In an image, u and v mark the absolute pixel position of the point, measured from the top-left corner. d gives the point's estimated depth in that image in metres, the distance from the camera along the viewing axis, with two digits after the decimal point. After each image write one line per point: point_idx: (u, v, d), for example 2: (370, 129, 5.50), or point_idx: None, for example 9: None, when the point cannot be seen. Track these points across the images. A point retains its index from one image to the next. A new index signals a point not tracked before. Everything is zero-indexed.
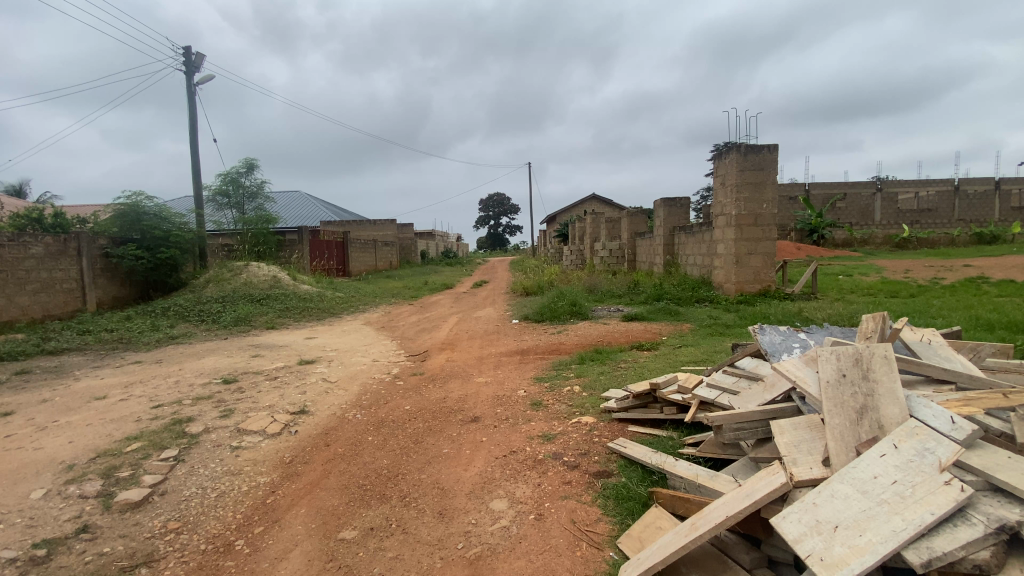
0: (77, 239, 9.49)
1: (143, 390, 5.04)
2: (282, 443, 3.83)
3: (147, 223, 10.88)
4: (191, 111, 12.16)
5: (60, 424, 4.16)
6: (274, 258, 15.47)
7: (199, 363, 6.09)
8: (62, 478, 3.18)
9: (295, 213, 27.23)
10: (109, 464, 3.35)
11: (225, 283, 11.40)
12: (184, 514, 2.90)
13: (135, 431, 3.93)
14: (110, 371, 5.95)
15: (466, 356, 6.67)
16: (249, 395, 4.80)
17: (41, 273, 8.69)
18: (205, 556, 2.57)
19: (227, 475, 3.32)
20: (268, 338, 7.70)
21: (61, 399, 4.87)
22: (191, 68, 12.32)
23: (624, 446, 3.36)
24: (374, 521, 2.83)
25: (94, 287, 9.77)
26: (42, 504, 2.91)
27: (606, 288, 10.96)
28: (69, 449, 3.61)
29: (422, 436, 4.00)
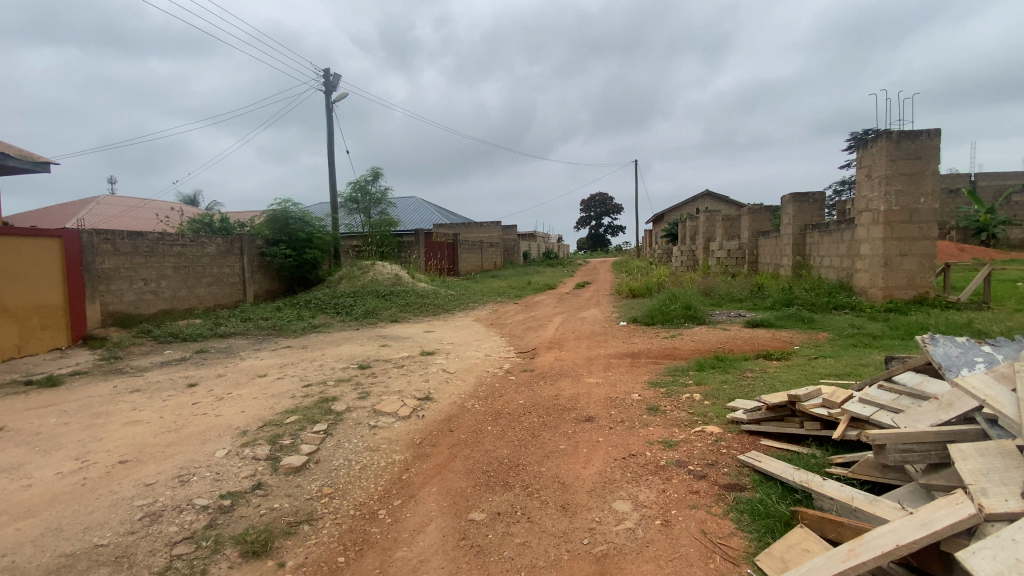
0: (240, 240, 11.12)
1: (294, 370, 5.76)
2: (411, 426, 4.15)
3: (294, 226, 12.39)
4: (329, 126, 13.64)
5: (233, 396, 4.91)
6: (394, 258, 16.80)
7: (336, 350, 6.81)
8: (239, 441, 3.73)
9: (409, 216, 29.28)
10: (274, 432, 3.88)
11: (355, 280, 12.63)
12: (335, 481, 3.24)
13: (291, 406, 4.51)
14: (267, 354, 6.89)
15: (575, 356, 6.67)
16: (381, 381, 5.26)
17: (213, 269, 10.33)
18: (355, 520, 2.84)
19: (367, 451, 3.66)
20: (392, 331, 8.38)
21: (232, 375, 5.75)
22: (330, 88, 13.84)
23: (758, 459, 3.13)
24: (500, 507, 2.95)
25: (252, 281, 11.39)
26: (224, 461, 3.38)
27: (725, 291, 10.29)
28: (242, 417, 4.25)
29: (538, 431, 4.07)
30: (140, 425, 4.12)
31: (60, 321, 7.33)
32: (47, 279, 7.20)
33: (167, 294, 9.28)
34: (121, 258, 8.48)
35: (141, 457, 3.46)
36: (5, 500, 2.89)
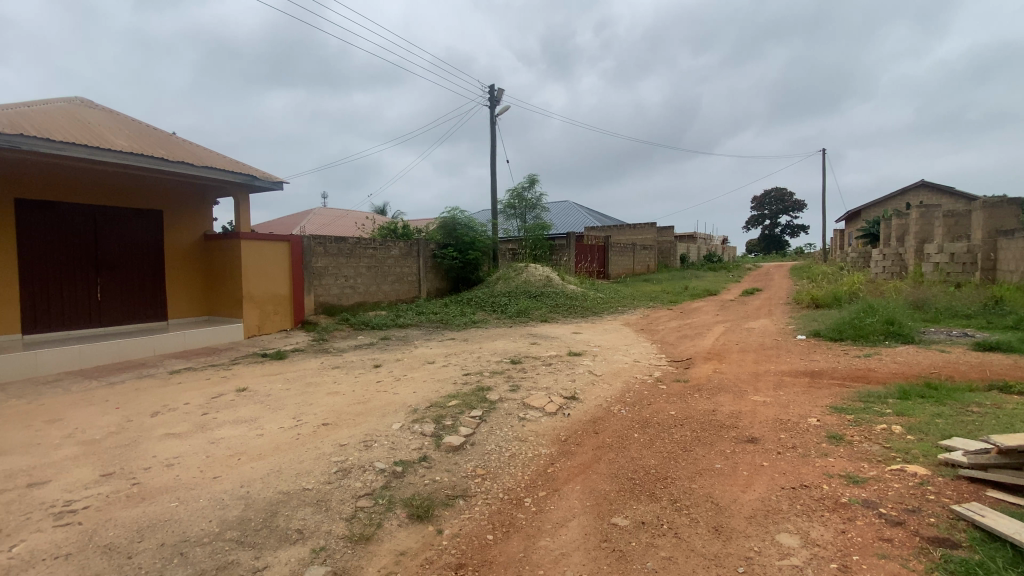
0: (417, 244, 12.61)
1: (457, 360, 6.35)
2: (558, 422, 4.26)
3: (460, 231, 13.60)
4: (493, 138, 14.66)
5: (407, 377, 5.63)
6: (548, 261, 17.32)
7: (492, 345, 7.30)
8: (410, 417, 4.25)
9: (563, 220, 29.87)
10: (438, 413, 4.33)
11: (510, 281, 13.37)
12: (487, 464, 3.49)
13: (452, 391, 4.99)
14: (434, 344, 7.69)
15: (737, 369, 6.08)
16: (531, 376, 5.50)
17: (396, 269, 11.92)
18: (503, 503, 3.01)
19: (516, 440, 3.87)
20: (543, 330, 8.67)
21: (406, 360, 6.58)
22: (494, 103, 14.87)
23: (980, 514, 2.50)
24: (645, 516, 2.86)
25: (425, 280, 12.84)
26: (398, 433, 3.90)
27: (944, 304, 8.34)
28: (413, 397, 4.85)
29: (690, 445, 3.83)
30: (337, 396, 4.98)
31: (285, 308, 9.23)
32: (279, 274, 9.11)
33: (361, 289, 10.98)
34: (329, 258, 10.28)
35: (338, 421, 4.18)
36: (247, 443, 3.75)
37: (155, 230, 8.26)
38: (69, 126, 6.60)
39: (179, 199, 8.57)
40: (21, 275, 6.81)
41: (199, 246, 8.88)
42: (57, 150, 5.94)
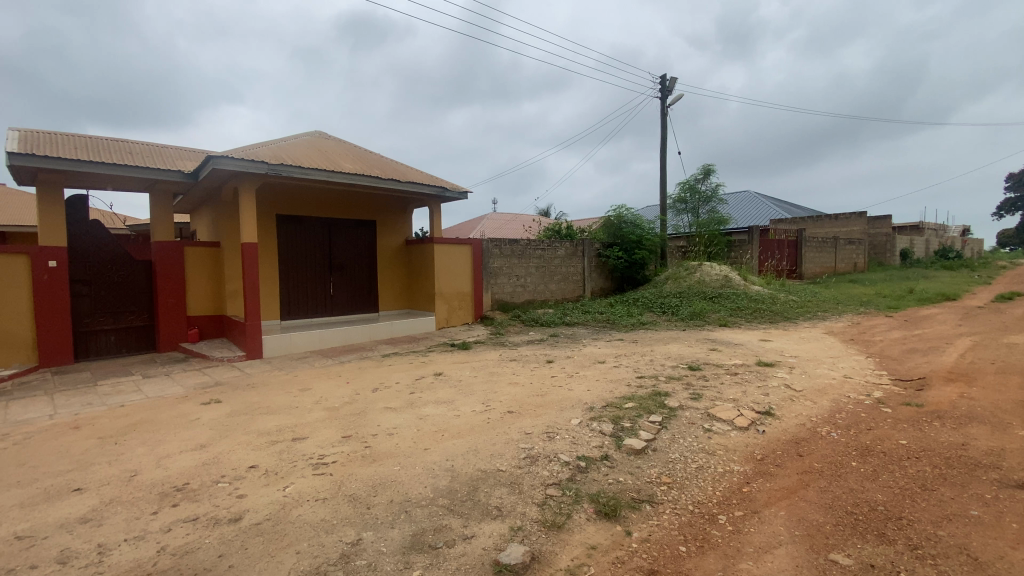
0: (583, 243, 12.74)
1: (629, 362, 6.23)
2: (750, 439, 3.87)
3: (627, 229, 13.31)
4: (664, 130, 14.02)
5: (579, 375, 5.73)
6: (724, 259, 15.91)
7: (667, 348, 6.99)
8: (588, 415, 4.31)
9: (743, 213, 27.08)
10: (616, 413, 4.31)
11: (682, 281, 12.64)
12: (673, 473, 3.34)
13: (628, 392, 4.91)
14: (604, 344, 7.67)
15: (996, 396, 4.76)
16: (714, 385, 5.10)
17: (563, 268, 12.23)
18: (694, 516, 2.85)
19: (704, 452, 3.63)
20: (724, 335, 7.98)
21: (578, 358, 6.69)
22: (666, 93, 14.21)
23: None
24: (875, 559, 2.42)
25: (591, 279, 12.92)
26: (578, 429, 3.98)
27: None
28: (589, 395, 4.91)
29: (932, 484, 3.12)
30: (517, 387, 5.30)
31: (468, 304, 10.20)
32: (462, 273, 10.07)
33: (531, 288, 11.52)
34: (503, 258, 10.99)
35: (521, 411, 4.45)
36: (446, 422, 4.23)
37: (369, 236, 9.86)
38: (313, 155, 8.28)
39: (387, 210, 10.07)
40: (281, 273, 8.79)
41: (400, 250, 10.33)
42: (305, 175, 7.49)
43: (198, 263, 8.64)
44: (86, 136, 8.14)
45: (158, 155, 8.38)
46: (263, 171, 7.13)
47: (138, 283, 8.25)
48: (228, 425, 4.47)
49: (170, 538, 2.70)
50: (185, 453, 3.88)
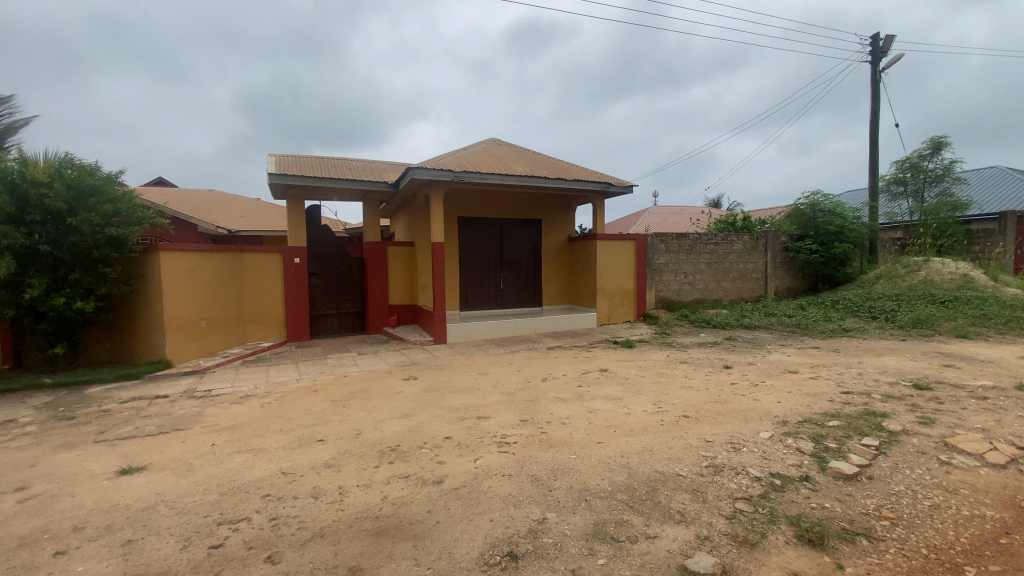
0: (766, 237, 11.42)
1: (829, 374, 5.42)
2: (1011, 481, 3.06)
3: (822, 219, 11.52)
4: (875, 100, 11.77)
5: (766, 384, 5.17)
6: (960, 253, 12.74)
7: (880, 361, 5.88)
8: (780, 429, 3.88)
9: (989, 195, 21.30)
10: (816, 431, 3.79)
11: (897, 281, 10.51)
12: (897, 508, 2.81)
13: (830, 409, 4.28)
14: (794, 351, 6.80)
15: None
16: (952, 409, 4.14)
17: (740, 265, 11.16)
18: (931, 563, 2.37)
19: (940, 489, 2.98)
20: (963, 349, 6.40)
21: (762, 365, 6.06)
22: (879, 55, 11.89)
23: None
24: None
25: (774, 277, 11.55)
26: (768, 443, 3.62)
27: None
28: (778, 407, 4.41)
29: None
30: (693, 392, 5.02)
31: (631, 301, 10.01)
32: (628, 270, 9.91)
33: (701, 286, 10.77)
34: (672, 254, 10.47)
35: (699, 417, 4.21)
36: (618, 418, 4.23)
37: (536, 234, 10.31)
38: (490, 160, 8.98)
39: (554, 208, 10.41)
40: (461, 269, 9.74)
41: (565, 247, 10.58)
42: (484, 179, 8.15)
43: (397, 260, 10.06)
44: (319, 157, 10.07)
45: (367, 169, 9.95)
46: (450, 178, 7.98)
47: (353, 277, 9.95)
48: (425, 400, 5.14)
49: (389, 490, 3.24)
50: (393, 420, 4.58)
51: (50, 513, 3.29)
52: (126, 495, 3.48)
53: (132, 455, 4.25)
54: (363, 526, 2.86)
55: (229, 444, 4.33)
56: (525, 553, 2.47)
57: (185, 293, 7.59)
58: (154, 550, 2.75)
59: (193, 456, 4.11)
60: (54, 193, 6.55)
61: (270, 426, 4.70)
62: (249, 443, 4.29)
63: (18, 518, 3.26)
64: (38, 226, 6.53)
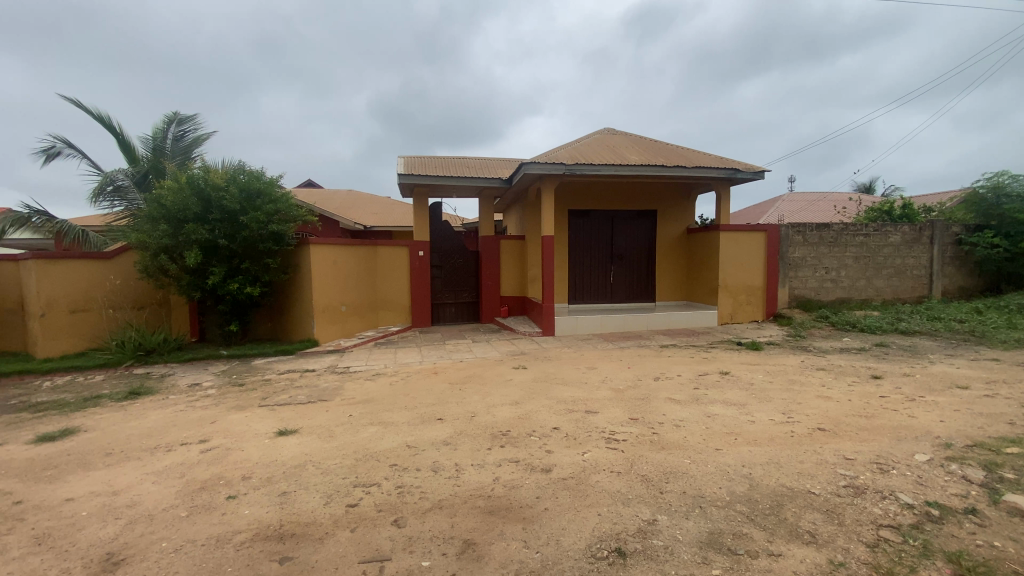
0: (931, 227, 9.72)
1: (1014, 393, 4.48)
2: None
3: (1010, 205, 9.50)
4: None
5: (925, 400, 4.43)
6: None
7: None
8: (942, 453, 3.31)
9: None
10: (993, 459, 3.18)
11: None
12: None
13: (1014, 435, 3.54)
14: (965, 363, 5.73)
15: None
16: None
17: (895, 260, 9.64)
18: None
19: None
20: None
21: (921, 377, 5.20)
22: None
23: None
24: None
25: (941, 275, 9.80)
26: (925, 467, 3.12)
27: None
28: (941, 427, 3.77)
29: None
30: (830, 402, 4.49)
31: (757, 299, 9.20)
32: (754, 264, 9.12)
33: (845, 284, 9.49)
34: (809, 248, 9.37)
35: (837, 431, 3.76)
36: (739, 425, 3.94)
37: (651, 226, 9.93)
38: (604, 151, 8.82)
39: (671, 198, 9.92)
40: (572, 262, 9.74)
41: (683, 239, 10.03)
42: (596, 170, 8.05)
43: (509, 253, 10.38)
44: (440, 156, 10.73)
45: (482, 165, 10.38)
46: (562, 172, 8.00)
47: (469, 268, 10.49)
48: (535, 389, 5.27)
49: (500, 473, 3.40)
50: (504, 406, 4.77)
51: (228, 462, 4.00)
52: (282, 453, 4.08)
53: (287, 419, 4.98)
54: (476, 503, 3.04)
55: (363, 416, 4.86)
56: (633, 551, 2.44)
57: (328, 281, 8.62)
58: (303, 502, 3.21)
59: (334, 424, 4.69)
60: (230, 195, 7.83)
61: (395, 403, 5.18)
62: (379, 417, 4.78)
63: (207, 463, 4.01)
64: (219, 223, 7.83)
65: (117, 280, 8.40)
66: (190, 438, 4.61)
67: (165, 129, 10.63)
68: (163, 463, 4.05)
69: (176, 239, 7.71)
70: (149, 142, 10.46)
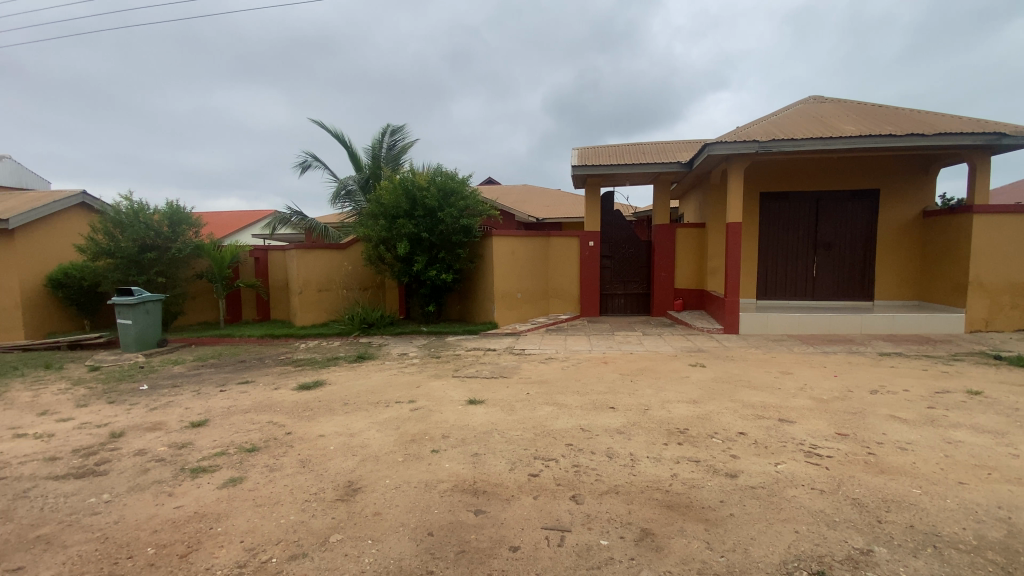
0: None
1: None
2: None
3: None
4: None
5: None
6: None
7: None
8: None
9: None
10: None
11: None
12: None
13: None
14: None
15: None
16: None
17: None
18: None
19: None
20: None
21: None
22: None
23: None
24: None
25: None
26: None
27: None
28: None
29: None
30: None
31: None
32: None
33: None
34: None
35: None
36: (997, 459, 3.11)
37: (869, 210, 8.35)
38: (807, 123, 7.68)
39: (899, 175, 8.20)
40: (761, 252, 8.76)
41: (913, 225, 8.23)
42: (798, 147, 7.06)
43: (687, 242, 9.80)
44: (616, 145, 10.60)
45: (660, 151, 9.95)
46: (753, 150, 7.23)
47: (640, 259, 10.22)
48: (716, 389, 4.93)
49: (678, 469, 3.30)
50: (682, 403, 4.58)
51: (430, 421, 4.67)
52: (472, 419, 4.60)
53: (475, 390, 5.57)
54: (653, 495, 3.01)
55: (540, 395, 5.17)
56: None
57: (507, 269, 9.33)
58: (491, 465, 3.58)
59: (515, 400, 5.10)
60: (430, 194, 8.97)
61: (570, 387, 5.38)
62: (555, 398, 5.03)
63: (415, 420, 4.75)
64: (422, 218, 9.04)
65: (349, 266, 10.35)
66: (402, 398, 5.50)
67: (381, 140, 12.63)
68: (383, 415, 4.93)
69: (390, 232, 9.14)
70: (370, 151, 12.55)
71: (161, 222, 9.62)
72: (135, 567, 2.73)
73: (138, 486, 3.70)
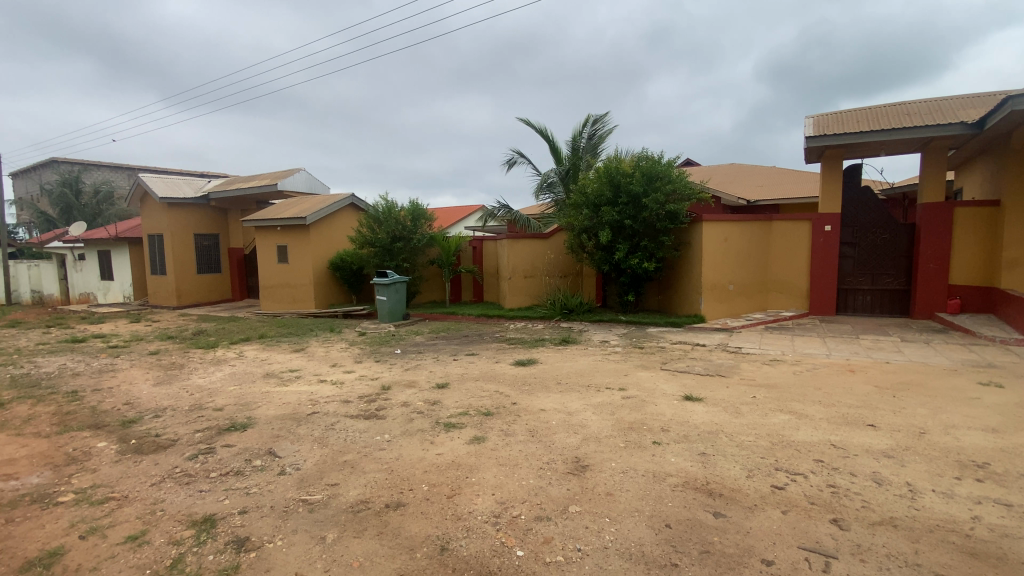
0: None
1: None
2: None
3: None
4: None
5: None
6: None
7: None
8: None
9: None
10: None
11: None
12: None
13: None
14: None
15: None
16: None
17: None
18: None
19: None
20: None
21: None
22: None
23: None
24: None
25: None
26: None
27: None
28: None
29: None
30: None
31: None
32: None
33: None
34: None
35: None
36: None
37: None
38: None
39: None
40: None
41: None
42: None
43: (970, 225, 7.66)
44: (866, 108, 8.80)
45: (935, 109, 7.91)
46: None
47: (896, 247, 8.35)
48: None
49: (982, 512, 2.63)
50: (975, 431, 3.62)
51: (646, 412, 4.63)
52: (692, 416, 4.41)
53: (689, 386, 5.32)
54: (949, 538, 2.45)
55: (769, 400, 4.67)
56: None
57: (717, 258, 8.65)
58: (723, 467, 3.38)
59: (738, 402, 4.72)
60: (636, 181, 8.81)
61: (807, 395, 4.72)
62: (789, 405, 4.48)
63: (629, 408, 4.77)
64: (625, 206, 8.94)
65: (553, 254, 10.91)
66: (612, 384, 5.58)
67: (583, 131, 12.88)
68: (596, 399, 5.08)
69: (594, 220, 9.28)
70: (572, 143, 12.91)
71: (406, 217, 11.60)
72: (415, 498, 3.37)
73: (407, 432, 4.56)
